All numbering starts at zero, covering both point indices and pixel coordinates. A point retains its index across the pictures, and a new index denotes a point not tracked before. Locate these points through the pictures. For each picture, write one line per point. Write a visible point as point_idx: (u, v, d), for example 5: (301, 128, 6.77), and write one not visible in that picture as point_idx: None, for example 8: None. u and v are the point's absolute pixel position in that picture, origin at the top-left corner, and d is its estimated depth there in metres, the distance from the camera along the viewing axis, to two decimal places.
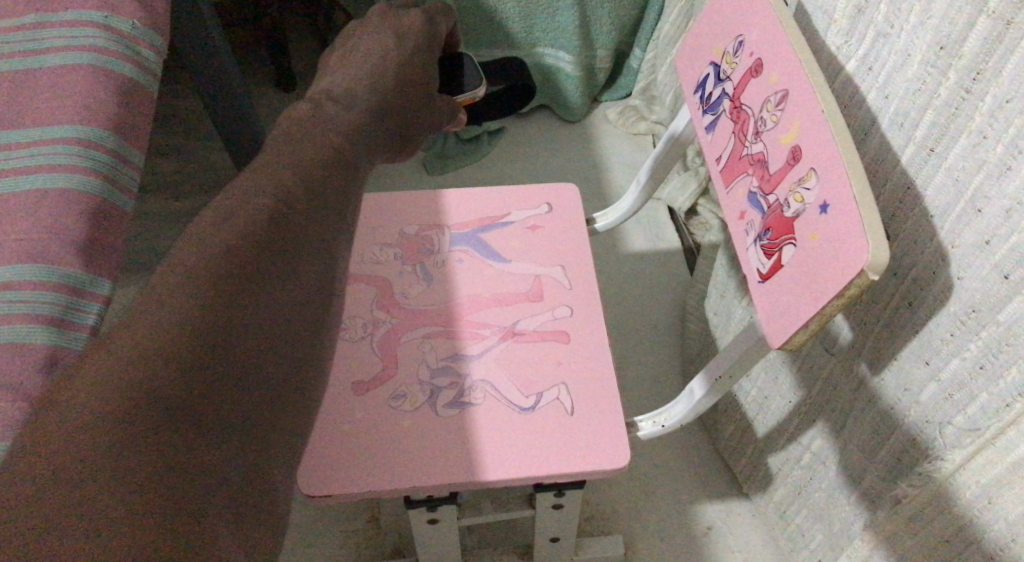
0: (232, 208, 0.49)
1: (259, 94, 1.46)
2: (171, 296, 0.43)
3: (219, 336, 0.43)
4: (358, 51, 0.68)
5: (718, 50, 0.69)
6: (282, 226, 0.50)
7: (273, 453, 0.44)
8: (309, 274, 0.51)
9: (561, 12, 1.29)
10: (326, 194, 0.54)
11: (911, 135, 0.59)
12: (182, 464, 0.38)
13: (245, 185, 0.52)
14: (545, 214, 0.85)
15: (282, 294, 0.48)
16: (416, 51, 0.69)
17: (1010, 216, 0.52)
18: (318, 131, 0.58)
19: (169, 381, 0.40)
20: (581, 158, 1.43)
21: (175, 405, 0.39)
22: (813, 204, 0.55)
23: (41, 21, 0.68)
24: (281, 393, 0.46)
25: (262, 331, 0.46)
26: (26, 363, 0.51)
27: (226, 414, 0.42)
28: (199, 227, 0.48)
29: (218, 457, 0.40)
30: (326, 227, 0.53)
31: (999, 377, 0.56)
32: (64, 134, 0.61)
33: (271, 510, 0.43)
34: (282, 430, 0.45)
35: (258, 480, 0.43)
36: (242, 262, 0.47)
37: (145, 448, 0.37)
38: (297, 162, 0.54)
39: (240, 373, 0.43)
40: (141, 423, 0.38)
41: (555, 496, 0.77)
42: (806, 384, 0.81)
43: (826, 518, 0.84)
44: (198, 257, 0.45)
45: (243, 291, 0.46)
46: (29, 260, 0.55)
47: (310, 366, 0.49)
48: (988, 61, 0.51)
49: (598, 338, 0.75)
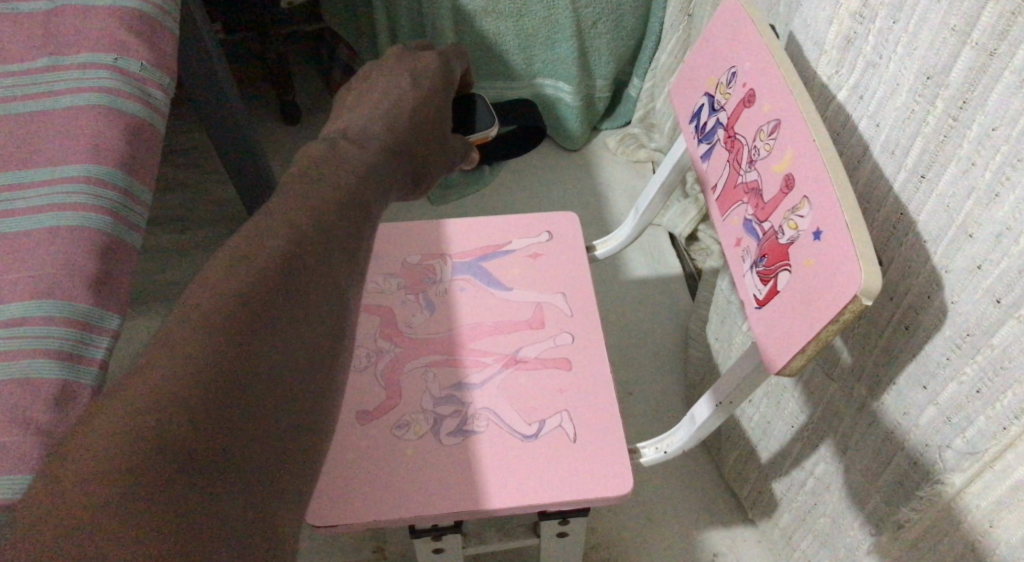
0: (245, 248, 0.50)
1: (264, 128, 1.48)
2: (184, 340, 0.43)
3: (229, 378, 0.44)
4: (374, 89, 0.70)
5: (712, 81, 0.70)
6: (296, 263, 0.51)
7: (282, 491, 0.45)
8: (320, 311, 0.52)
9: (561, 44, 1.31)
10: (337, 231, 0.55)
11: (901, 162, 0.60)
12: (189, 508, 0.39)
13: (259, 225, 0.52)
14: (546, 241, 0.86)
15: (293, 330, 0.49)
16: (430, 91, 0.72)
17: (1000, 241, 0.53)
18: (333, 169, 0.59)
19: (179, 426, 0.40)
20: (582, 186, 1.45)
21: (184, 450, 0.40)
22: (806, 231, 0.56)
23: (53, 65, 0.70)
24: (290, 432, 0.46)
25: (270, 370, 0.46)
26: (37, 397, 0.52)
27: (233, 456, 0.42)
28: (212, 268, 0.48)
29: (224, 500, 0.41)
30: (337, 261, 0.54)
31: (996, 399, 0.57)
32: (74, 173, 0.63)
33: (278, 548, 0.43)
34: (289, 468, 0.46)
35: (269, 510, 0.43)
36: (255, 303, 0.47)
37: (153, 494, 0.38)
38: (307, 196, 0.56)
39: (248, 415, 0.44)
40: (149, 470, 0.38)
41: (559, 524, 0.77)
42: (808, 409, 0.81)
43: (831, 544, 0.84)
44: (213, 296, 0.46)
45: (256, 328, 0.47)
46: (41, 295, 0.56)
47: (318, 402, 0.49)
48: (974, 90, 0.53)
49: (599, 365, 0.76)
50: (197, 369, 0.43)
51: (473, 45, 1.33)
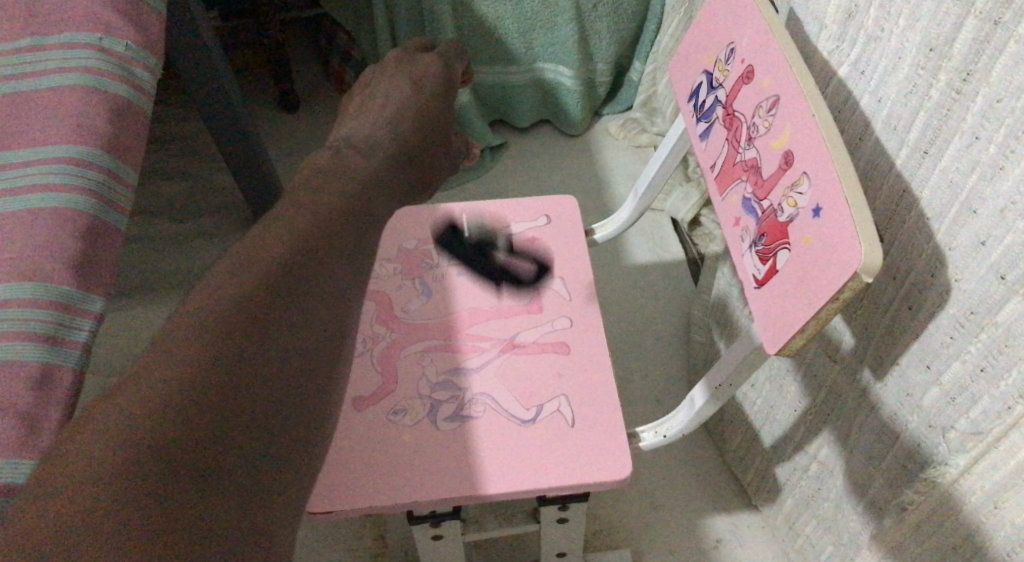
0: (248, 251, 0.49)
1: (262, 116, 1.47)
2: (179, 345, 0.42)
3: (227, 380, 0.42)
4: (376, 96, 0.69)
5: (710, 58, 0.69)
6: (307, 255, 0.50)
7: (287, 481, 0.43)
8: (330, 299, 0.50)
9: (560, 28, 1.30)
10: (342, 225, 0.54)
11: (903, 138, 0.59)
12: (183, 508, 0.37)
13: (273, 222, 0.52)
14: (545, 225, 0.85)
15: (303, 318, 0.48)
16: (434, 94, 0.70)
17: (1005, 216, 0.52)
18: (331, 177, 0.58)
19: (172, 428, 0.39)
20: (583, 172, 1.44)
21: (180, 449, 0.39)
22: (805, 208, 0.55)
23: (34, 45, 0.70)
24: (298, 416, 0.45)
25: (271, 373, 0.45)
26: (17, 380, 0.52)
27: (231, 457, 0.41)
28: (216, 273, 0.48)
29: (223, 501, 0.39)
30: (342, 253, 0.52)
31: (1000, 379, 0.56)
32: (57, 154, 0.63)
33: (280, 535, 0.41)
34: (297, 454, 0.44)
35: (271, 493, 0.42)
36: (259, 308, 0.46)
37: (145, 494, 0.37)
38: (310, 196, 0.55)
39: (249, 416, 0.43)
40: (139, 470, 0.37)
41: (559, 510, 0.76)
42: (811, 392, 0.80)
43: (834, 529, 0.83)
44: (223, 289, 0.46)
45: (265, 318, 0.46)
46: (24, 278, 0.56)
47: (325, 399, 0.48)
48: (978, 62, 0.51)
49: (598, 349, 0.75)
50: (196, 371, 0.41)
51: (470, 29, 1.29)
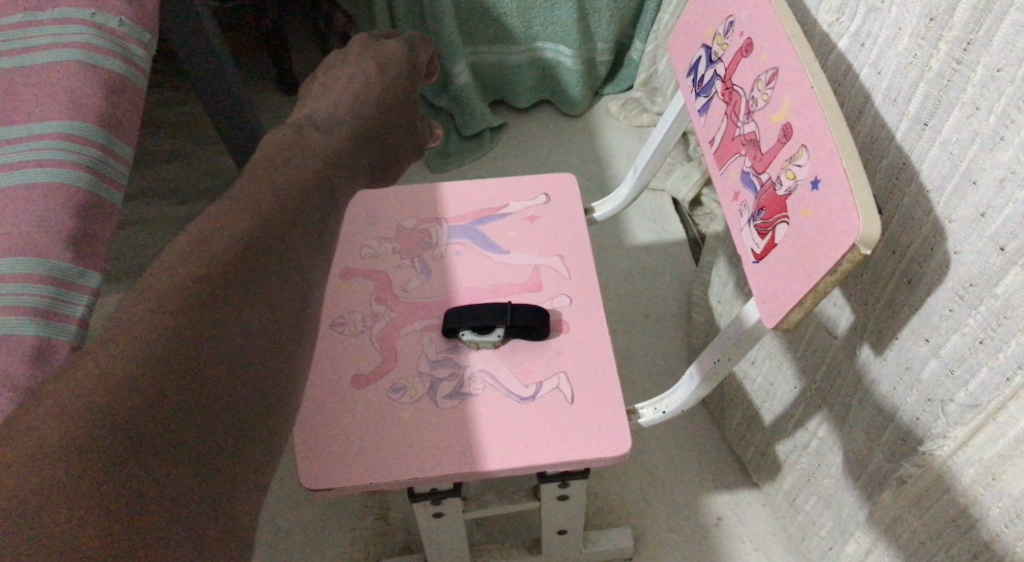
0: (209, 233, 0.48)
1: (263, 99, 1.47)
2: (140, 321, 0.42)
3: (186, 358, 0.42)
4: (339, 77, 0.68)
5: (708, 33, 0.68)
6: (272, 235, 0.51)
7: (256, 455, 0.43)
8: (292, 282, 0.51)
9: (560, 7, 1.28)
10: (306, 210, 0.54)
11: (903, 110, 0.59)
12: (148, 492, 0.37)
13: (248, 197, 0.52)
14: (543, 204, 0.84)
15: (265, 297, 0.48)
16: (406, 84, 0.70)
17: (1005, 186, 0.51)
18: (304, 160, 0.58)
19: (135, 407, 0.38)
20: (583, 152, 1.43)
21: (140, 430, 0.38)
22: (805, 180, 0.55)
23: (29, 20, 0.70)
24: (266, 391, 0.46)
25: (230, 354, 0.44)
26: (15, 354, 0.53)
27: (194, 439, 0.40)
28: (172, 252, 0.47)
29: (185, 483, 0.39)
30: (301, 241, 0.53)
31: (999, 350, 0.55)
32: (52, 129, 0.63)
33: (246, 510, 0.42)
34: (267, 430, 0.45)
35: (241, 468, 0.42)
36: (218, 287, 0.46)
37: (110, 477, 0.36)
38: (287, 176, 0.55)
39: (214, 393, 0.42)
40: (122, 442, 0.37)
41: (559, 487, 0.76)
42: (811, 369, 0.80)
43: (834, 505, 0.83)
44: (194, 263, 0.46)
45: (234, 294, 0.46)
46: (20, 253, 0.57)
47: (286, 384, 0.47)
48: (978, 31, 0.51)
49: (598, 326, 0.75)
50: (154, 352, 0.41)
51: (469, 8, 1.28)
